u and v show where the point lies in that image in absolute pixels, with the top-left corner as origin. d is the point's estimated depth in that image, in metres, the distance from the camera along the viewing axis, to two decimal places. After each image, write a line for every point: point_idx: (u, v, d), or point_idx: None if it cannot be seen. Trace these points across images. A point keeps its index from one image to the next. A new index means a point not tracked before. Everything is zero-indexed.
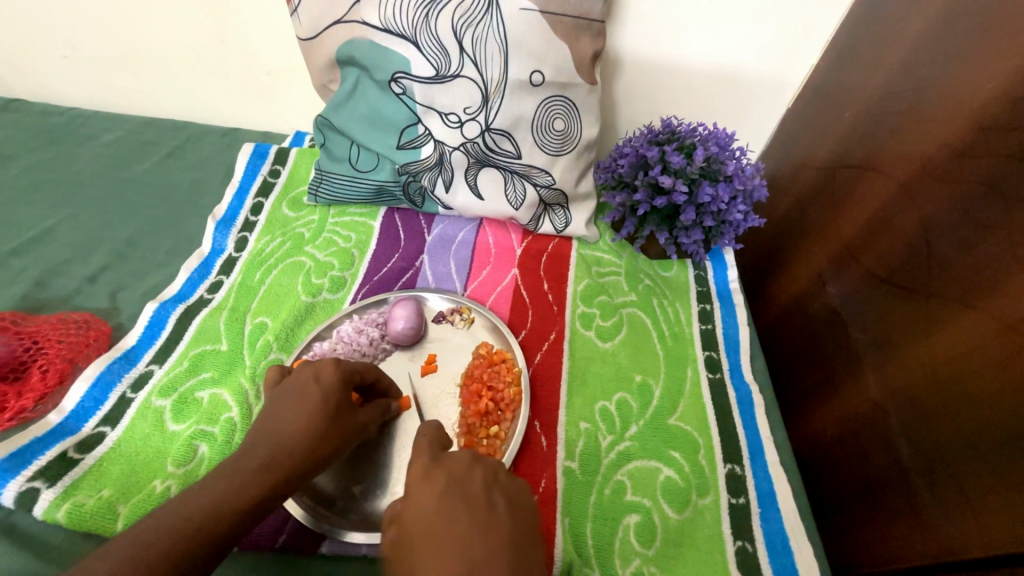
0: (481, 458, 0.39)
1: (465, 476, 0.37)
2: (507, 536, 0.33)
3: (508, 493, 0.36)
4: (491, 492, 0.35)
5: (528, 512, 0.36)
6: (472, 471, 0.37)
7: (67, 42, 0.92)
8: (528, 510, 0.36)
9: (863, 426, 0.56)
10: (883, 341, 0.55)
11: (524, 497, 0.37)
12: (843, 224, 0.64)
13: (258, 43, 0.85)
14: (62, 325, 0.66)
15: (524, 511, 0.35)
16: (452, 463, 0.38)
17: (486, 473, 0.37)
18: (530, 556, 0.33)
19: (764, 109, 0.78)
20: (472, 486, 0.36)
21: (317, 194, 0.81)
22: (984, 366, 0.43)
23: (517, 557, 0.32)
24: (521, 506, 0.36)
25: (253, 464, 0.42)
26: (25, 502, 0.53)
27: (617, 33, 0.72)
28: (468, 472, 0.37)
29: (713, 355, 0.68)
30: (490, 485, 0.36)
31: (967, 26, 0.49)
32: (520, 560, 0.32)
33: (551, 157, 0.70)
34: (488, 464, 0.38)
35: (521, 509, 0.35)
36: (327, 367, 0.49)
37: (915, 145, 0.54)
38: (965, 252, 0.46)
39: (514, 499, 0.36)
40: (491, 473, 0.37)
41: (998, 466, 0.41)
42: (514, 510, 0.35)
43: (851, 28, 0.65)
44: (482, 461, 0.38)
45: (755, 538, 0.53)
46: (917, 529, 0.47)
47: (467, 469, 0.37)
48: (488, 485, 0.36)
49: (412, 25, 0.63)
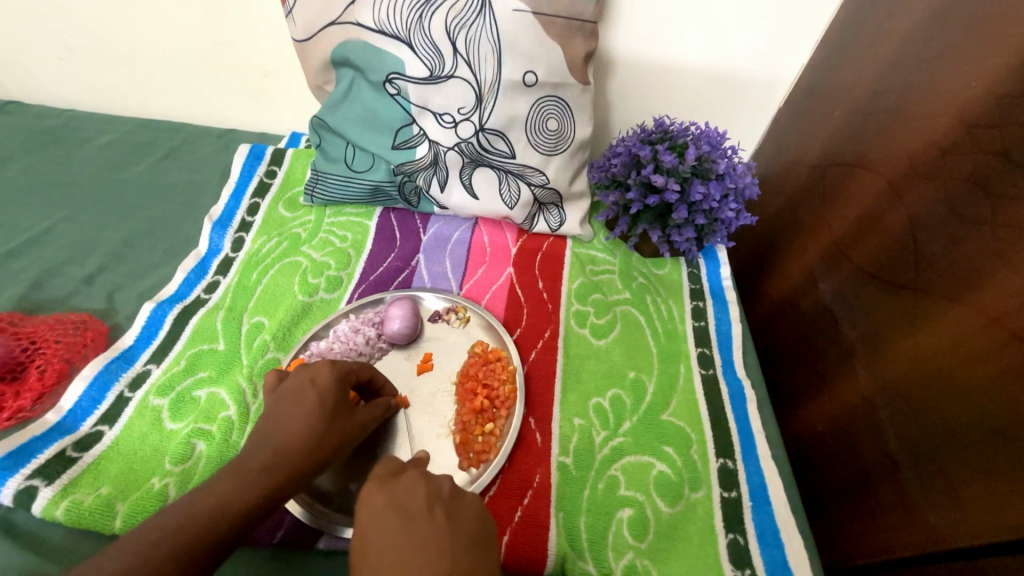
0: (429, 474, 0.39)
1: (408, 494, 0.37)
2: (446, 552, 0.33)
3: (452, 507, 0.37)
4: (434, 510, 0.36)
5: (473, 523, 0.36)
6: (416, 489, 0.38)
7: (63, 44, 0.92)
8: (476, 522, 0.37)
9: (853, 420, 0.57)
10: (873, 337, 0.56)
11: (471, 509, 0.37)
12: (833, 222, 0.65)
13: (254, 45, 0.85)
14: (59, 326, 0.66)
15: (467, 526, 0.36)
16: (399, 482, 0.38)
17: (431, 490, 0.38)
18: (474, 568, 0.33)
19: (755, 109, 0.79)
20: (414, 504, 0.37)
21: (313, 194, 0.82)
22: (968, 359, 0.44)
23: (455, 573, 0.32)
24: (465, 519, 0.36)
25: (255, 466, 0.42)
26: (24, 500, 0.53)
27: (610, 34, 0.73)
28: (412, 490, 0.38)
29: (706, 351, 0.69)
30: (433, 503, 0.37)
31: (953, 26, 0.50)
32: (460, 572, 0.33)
33: (545, 157, 0.71)
34: (433, 480, 0.39)
35: (466, 526, 0.36)
36: (323, 369, 0.50)
37: (903, 143, 0.54)
38: (951, 248, 0.47)
39: (459, 516, 0.36)
40: (435, 489, 0.38)
41: (983, 457, 0.42)
42: (457, 527, 0.35)
43: (840, 29, 0.66)
44: (428, 478, 0.39)
45: (747, 531, 0.53)
46: (905, 521, 0.48)
47: (410, 487, 0.38)
48: (431, 502, 0.37)
49: (406, 27, 0.63)
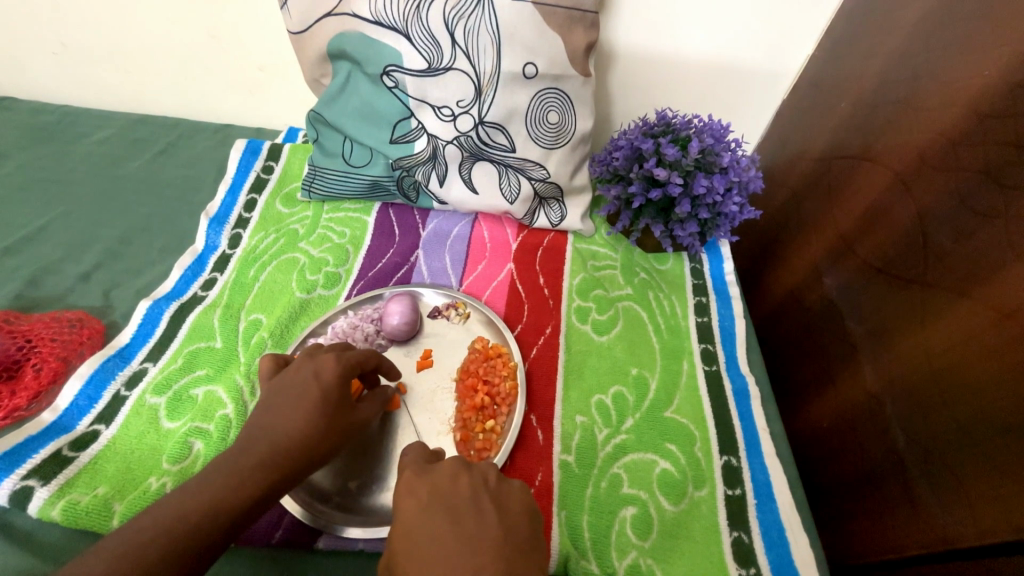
0: (469, 465, 0.39)
1: (452, 487, 0.37)
2: (498, 544, 0.33)
3: (497, 498, 0.37)
4: (480, 498, 0.36)
5: (522, 514, 0.36)
6: (458, 482, 0.37)
7: (57, 39, 0.91)
8: (523, 508, 0.37)
9: (859, 417, 0.56)
10: (879, 332, 0.55)
11: (517, 499, 0.37)
12: (839, 216, 0.64)
13: (250, 38, 0.84)
14: (55, 324, 0.65)
15: (515, 514, 0.36)
16: (438, 474, 0.38)
17: (475, 480, 0.38)
18: (526, 557, 0.34)
19: (760, 101, 0.78)
20: (459, 496, 0.36)
21: (311, 190, 0.81)
22: (979, 356, 0.43)
23: (510, 567, 0.32)
24: (512, 510, 0.36)
25: (250, 463, 0.41)
26: (19, 501, 0.52)
27: (611, 25, 0.71)
28: (454, 483, 0.38)
29: (709, 347, 0.68)
30: (479, 490, 0.37)
31: (964, 14, 0.49)
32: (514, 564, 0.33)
33: (546, 151, 0.70)
34: (476, 471, 0.39)
35: (515, 514, 0.36)
36: (327, 364, 0.48)
37: (911, 135, 0.53)
38: (961, 241, 0.46)
39: (505, 503, 0.37)
40: (478, 480, 0.38)
41: (994, 455, 0.41)
42: (506, 517, 0.36)
43: (846, 18, 0.64)
44: (469, 467, 0.39)
45: (752, 529, 0.53)
46: (914, 519, 0.47)
47: (452, 479, 0.38)
48: (476, 492, 0.37)
49: (403, 17, 0.62)
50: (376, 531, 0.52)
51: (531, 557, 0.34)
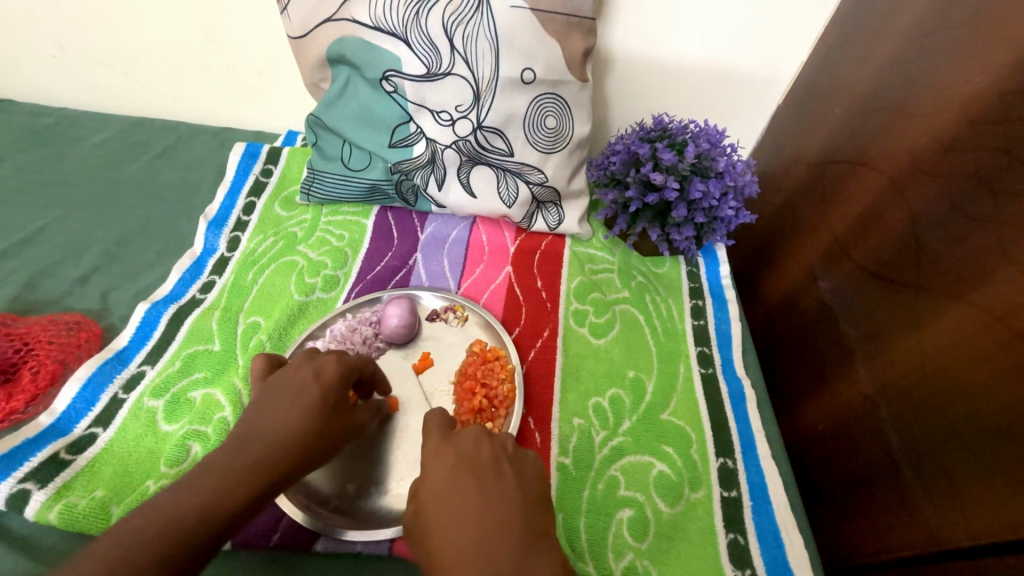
0: (490, 432, 0.40)
1: (474, 451, 0.38)
2: (522, 507, 0.34)
3: (517, 465, 0.38)
4: (501, 464, 0.37)
5: (539, 483, 0.37)
6: (480, 446, 0.38)
7: (56, 42, 0.91)
8: (540, 478, 0.38)
9: (853, 419, 0.57)
10: (873, 334, 0.56)
11: (535, 470, 0.38)
12: (833, 220, 0.65)
13: (249, 42, 0.84)
14: (53, 326, 0.65)
15: (534, 482, 0.37)
16: (461, 440, 0.39)
17: (496, 447, 0.38)
18: (544, 522, 0.35)
19: (755, 106, 0.79)
20: (481, 460, 0.37)
21: (309, 193, 0.81)
22: (972, 358, 0.44)
23: (531, 530, 0.33)
24: (531, 477, 0.37)
25: (245, 463, 0.41)
26: (17, 504, 0.53)
27: (609, 31, 0.72)
28: (477, 448, 0.38)
29: (705, 350, 0.68)
30: (499, 457, 0.38)
31: (954, 23, 0.49)
32: (536, 526, 0.34)
33: (544, 155, 0.71)
34: (497, 439, 0.39)
35: (533, 483, 0.37)
36: (328, 364, 0.49)
37: (904, 140, 0.54)
38: (954, 245, 0.47)
39: (524, 471, 0.37)
40: (499, 447, 0.39)
41: (986, 456, 0.41)
42: (525, 484, 0.36)
43: (839, 26, 0.65)
44: (490, 435, 0.40)
45: (747, 530, 0.53)
46: (907, 520, 0.48)
47: (475, 445, 0.38)
48: (497, 458, 0.38)
49: (402, 23, 0.63)
50: (375, 534, 0.52)
51: (549, 524, 0.35)
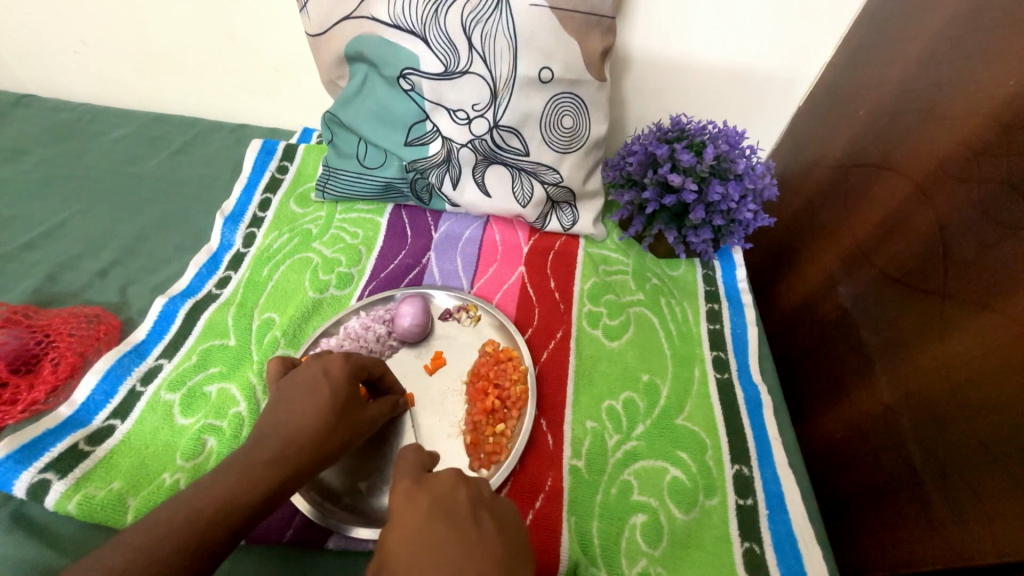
0: (465, 476, 0.38)
1: (450, 496, 0.36)
2: (501, 559, 0.32)
3: (495, 512, 0.36)
4: (480, 512, 0.35)
5: (518, 532, 0.35)
6: (457, 492, 0.36)
7: (78, 38, 0.92)
8: (518, 528, 0.36)
9: (874, 428, 0.56)
10: (896, 342, 0.54)
11: (512, 516, 0.36)
12: (855, 225, 0.63)
13: (267, 39, 0.85)
14: (73, 319, 0.66)
15: (513, 532, 0.35)
16: (436, 485, 0.36)
17: (472, 491, 0.36)
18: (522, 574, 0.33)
19: (776, 107, 0.78)
20: (458, 506, 0.35)
21: (325, 190, 0.82)
22: (1004, 368, 0.42)
23: None
24: (510, 528, 0.35)
25: (264, 457, 0.42)
26: (37, 494, 0.53)
27: (627, 30, 0.71)
28: (453, 492, 0.36)
29: (720, 355, 0.67)
30: (478, 504, 0.36)
31: (987, 24, 0.48)
32: None
33: (559, 155, 0.70)
34: (474, 483, 0.37)
35: (514, 532, 0.35)
36: (336, 361, 0.49)
37: (932, 144, 0.53)
38: (984, 253, 0.45)
39: (503, 520, 0.35)
40: (476, 492, 0.37)
41: (1016, 471, 0.40)
42: (505, 533, 0.34)
43: (864, 28, 0.64)
44: (466, 479, 0.38)
45: (763, 540, 0.52)
46: (928, 533, 0.47)
47: (451, 490, 0.36)
48: (475, 505, 0.35)
49: (422, 21, 0.63)
50: None
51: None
